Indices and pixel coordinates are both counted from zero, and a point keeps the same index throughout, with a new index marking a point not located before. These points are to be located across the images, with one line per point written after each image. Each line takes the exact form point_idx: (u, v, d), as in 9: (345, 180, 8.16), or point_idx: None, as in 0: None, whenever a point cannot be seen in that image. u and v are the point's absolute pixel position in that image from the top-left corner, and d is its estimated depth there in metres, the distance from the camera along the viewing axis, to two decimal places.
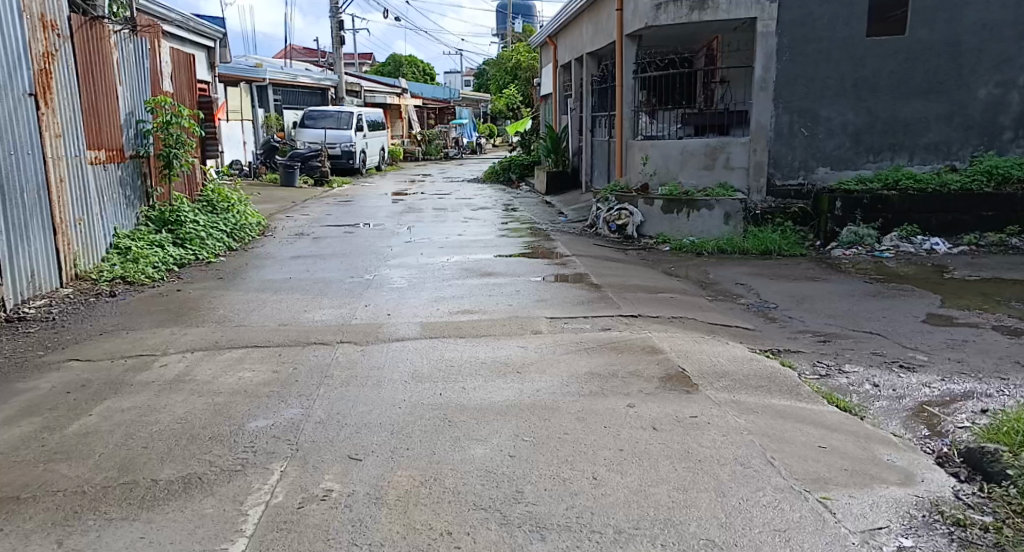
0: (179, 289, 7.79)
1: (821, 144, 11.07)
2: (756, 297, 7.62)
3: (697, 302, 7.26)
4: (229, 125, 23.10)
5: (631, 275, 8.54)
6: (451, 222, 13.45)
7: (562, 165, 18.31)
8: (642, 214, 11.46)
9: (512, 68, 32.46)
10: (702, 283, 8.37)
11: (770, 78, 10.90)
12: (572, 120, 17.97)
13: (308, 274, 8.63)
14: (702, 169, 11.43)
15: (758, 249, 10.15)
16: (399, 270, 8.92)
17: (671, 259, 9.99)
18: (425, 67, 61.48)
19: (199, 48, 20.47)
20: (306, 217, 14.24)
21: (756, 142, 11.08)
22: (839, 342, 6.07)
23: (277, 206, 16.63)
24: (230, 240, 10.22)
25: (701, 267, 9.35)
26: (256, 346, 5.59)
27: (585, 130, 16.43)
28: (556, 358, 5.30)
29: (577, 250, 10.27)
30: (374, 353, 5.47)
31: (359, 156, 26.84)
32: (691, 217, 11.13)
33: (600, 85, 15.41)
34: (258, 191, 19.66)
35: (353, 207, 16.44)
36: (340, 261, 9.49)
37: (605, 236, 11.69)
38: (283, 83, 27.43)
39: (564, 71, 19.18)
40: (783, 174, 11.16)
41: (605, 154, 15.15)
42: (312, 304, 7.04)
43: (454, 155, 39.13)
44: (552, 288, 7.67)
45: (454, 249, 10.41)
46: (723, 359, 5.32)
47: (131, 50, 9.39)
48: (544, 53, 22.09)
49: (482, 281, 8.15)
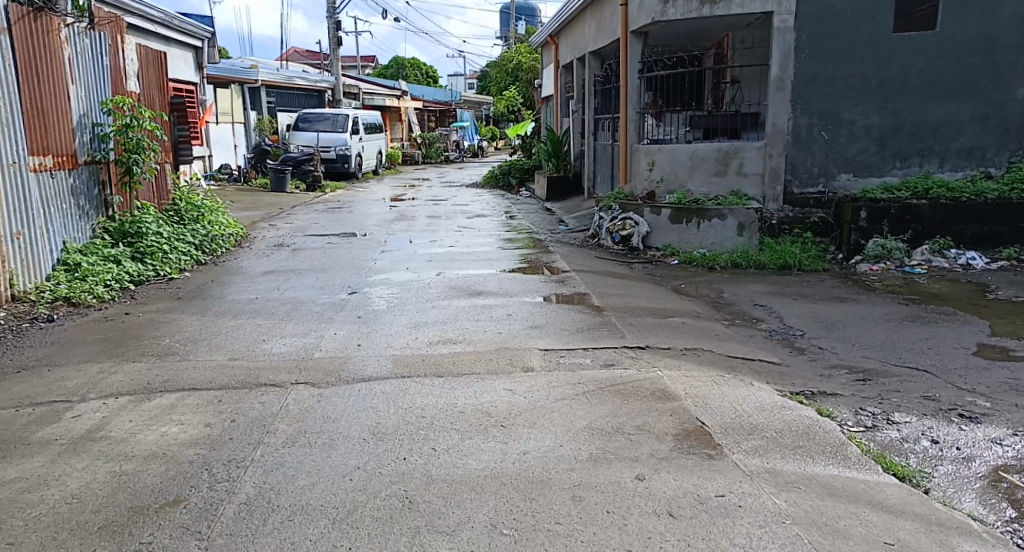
0: (128, 312, 6.94)
1: (843, 148, 10.19)
2: (778, 321, 6.74)
3: (712, 329, 6.39)
4: (218, 128, 22.29)
5: (636, 295, 7.67)
6: (444, 232, 12.60)
7: (563, 170, 17.50)
8: (647, 223, 10.59)
9: (514, 69, 31.59)
10: (717, 304, 7.49)
11: (787, 77, 10.03)
12: (574, 122, 17.09)
13: (278, 293, 7.78)
14: (713, 176, 10.57)
15: (776, 263, 9.27)
16: (380, 287, 8.04)
17: (680, 275, 9.12)
18: (427, 70, 60.63)
19: (185, 48, 19.66)
20: (290, 227, 13.39)
21: (772, 146, 10.21)
22: (881, 381, 5.18)
23: (262, 214, 15.78)
24: (198, 254, 9.36)
25: (713, 284, 8.48)
26: (194, 390, 4.72)
27: (587, 133, 15.57)
28: (549, 406, 4.43)
29: (578, 264, 9.40)
30: (333, 398, 4.61)
31: (355, 160, 26.00)
32: (701, 228, 10.25)
33: (603, 85, 14.54)
34: (246, 197, 18.82)
35: (342, 215, 15.59)
36: (316, 277, 8.62)
37: (608, 248, 10.82)
38: (276, 84, 26.62)
39: (565, 71, 18.31)
40: (801, 181, 10.28)
41: (608, 159, 14.27)
42: (273, 332, 6.19)
43: (455, 159, 38.28)
44: (548, 311, 6.80)
45: (443, 263, 9.54)
46: (747, 407, 4.45)
47: (88, 45, 8.53)
48: (545, 54, 21.22)
49: (471, 302, 7.28)
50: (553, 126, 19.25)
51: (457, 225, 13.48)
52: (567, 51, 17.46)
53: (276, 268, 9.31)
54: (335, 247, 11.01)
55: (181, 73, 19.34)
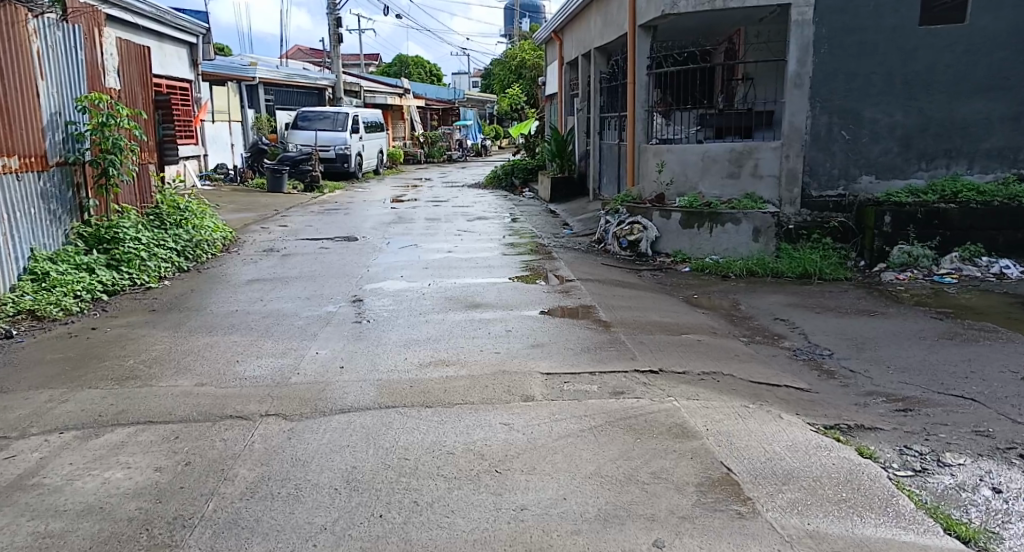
0: (94, 326, 6.38)
1: (864, 149, 9.62)
2: (803, 339, 6.17)
3: (732, 349, 5.83)
4: (214, 126, 21.76)
5: (646, 306, 7.11)
6: (443, 235, 12.06)
7: (568, 170, 16.95)
8: (657, 228, 10.04)
9: (517, 66, 30.99)
10: (734, 318, 6.93)
11: (805, 73, 9.46)
12: (579, 121, 16.53)
13: (261, 305, 7.23)
14: (726, 178, 10.02)
15: (795, 271, 8.70)
16: (371, 298, 7.49)
17: (692, 283, 8.55)
18: (430, 68, 60.03)
19: (179, 44, 19.13)
20: (283, 230, 12.85)
21: (789, 146, 9.65)
22: (925, 412, 4.62)
23: (255, 215, 15.22)
24: (180, 260, 8.81)
25: (729, 295, 7.92)
26: (149, 425, 4.17)
27: (592, 132, 15.00)
28: (551, 445, 3.88)
29: (583, 272, 8.85)
30: (306, 435, 4.06)
31: (355, 159, 25.44)
32: (714, 233, 9.70)
33: (610, 82, 13.96)
34: (241, 198, 18.28)
35: (339, 217, 15.04)
36: (304, 286, 8.08)
37: (614, 253, 10.27)
38: (274, 82, 26.07)
39: (569, 68, 17.73)
40: (819, 184, 9.72)
41: (614, 160, 13.71)
42: (250, 350, 5.64)
43: (457, 158, 37.69)
44: (551, 327, 6.23)
45: (440, 270, 8.98)
46: (778, 448, 3.89)
47: (60, 38, 7.98)
48: (549, 50, 20.65)
49: (467, 315, 6.72)
50: (558, 125, 18.67)
51: (457, 228, 12.94)
52: (572, 47, 16.86)
53: (263, 275, 8.77)
54: (327, 252, 10.48)
55: (175, 70, 18.80)
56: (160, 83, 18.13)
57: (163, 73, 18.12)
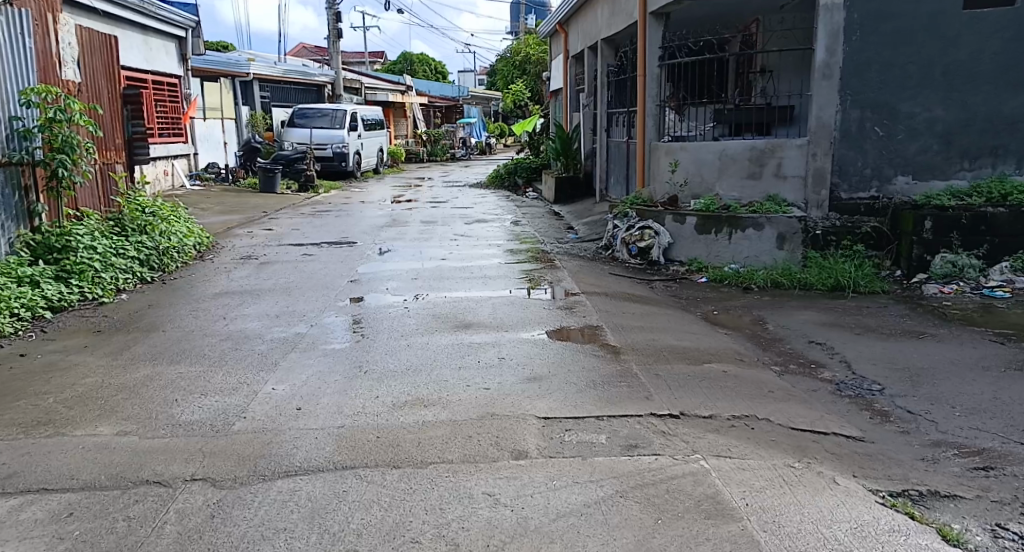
0: (25, 352, 5.54)
1: (899, 146, 8.73)
2: (846, 368, 5.28)
3: (763, 382, 4.94)
4: (205, 124, 20.95)
5: (662, 325, 6.23)
6: (438, 240, 11.24)
7: (573, 169, 16.06)
8: (670, 234, 9.20)
9: (521, 62, 30.11)
10: (763, 341, 6.03)
11: (835, 63, 8.63)
12: (585, 118, 15.66)
13: (223, 324, 6.38)
14: (746, 179, 9.30)
15: (825, 284, 7.83)
16: (349, 315, 6.63)
17: (711, 296, 7.68)
18: (435, 66, 59.10)
19: (166, 38, 18.33)
20: (268, 234, 11.99)
21: (816, 144, 8.83)
22: (1012, 472, 3.74)
23: (242, 218, 14.38)
24: (142, 270, 7.98)
25: (752, 311, 7.03)
26: (39, 496, 3.32)
27: (598, 130, 14.14)
28: (548, 531, 3.03)
29: (588, 283, 7.97)
30: (234, 511, 3.20)
31: (353, 158, 24.59)
32: (733, 240, 8.82)
33: (618, 76, 13.08)
34: (230, 199, 17.45)
35: (332, 219, 14.20)
36: (274, 301, 7.20)
37: (623, 261, 9.41)
38: (270, 78, 25.25)
39: (574, 62, 16.84)
40: (849, 185, 8.85)
41: (622, 159, 12.84)
42: (195, 385, 4.79)
43: (462, 156, 36.78)
44: (551, 354, 5.37)
45: (430, 281, 8.13)
46: (838, 535, 3.02)
47: (4, 22, 7.18)
48: (554, 43, 19.75)
49: (456, 337, 5.86)
50: (562, 122, 17.77)
51: (454, 232, 12.08)
52: (578, 40, 15.98)
53: (232, 287, 7.91)
54: (309, 260, 9.63)
55: (162, 65, 18.00)
56: (146, 78, 17.34)
57: (149, 67, 17.33)
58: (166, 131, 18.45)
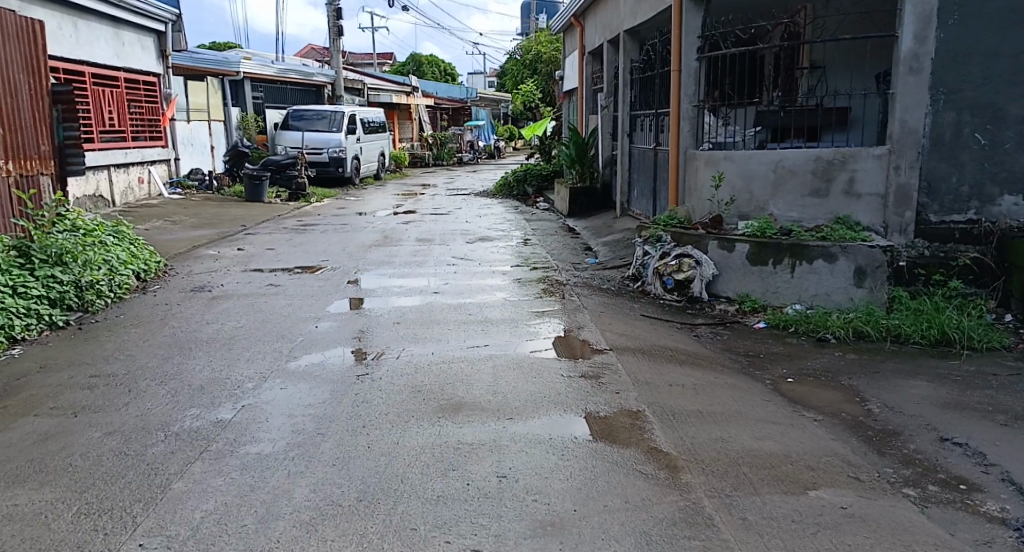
0: None
1: (1006, 158, 6.97)
2: (1018, 500, 3.54)
3: (905, 530, 3.21)
4: (189, 127, 19.32)
5: (726, 409, 4.49)
6: (432, 265, 9.53)
7: (588, 179, 14.29)
8: (714, 264, 7.47)
9: (532, 60, 28.38)
10: (871, 436, 4.29)
11: (925, 53, 6.91)
12: (605, 122, 13.80)
13: (123, 401, 4.68)
14: (809, 196, 7.61)
15: (926, 337, 6.08)
16: (298, 384, 4.94)
17: (778, 352, 5.94)
18: (444, 67, 57.47)
19: (142, 33, 16.72)
20: (236, 255, 10.30)
21: (900, 154, 7.11)
22: None
23: (215, 234, 12.74)
24: (50, 312, 6.36)
25: (839, 381, 5.29)
26: None
27: (619, 134, 12.41)
28: None
29: (614, 332, 6.20)
30: None
31: (352, 163, 22.89)
32: (795, 274, 7.05)
33: (644, 72, 11.36)
34: (209, 210, 15.82)
35: (316, 235, 12.51)
36: (205, 362, 5.48)
37: (655, 296, 7.65)
38: (264, 77, 23.59)
39: (591, 59, 15.14)
40: (940, 206, 7.12)
41: (648, 168, 11.12)
42: (27, 538, 3.11)
43: (468, 160, 35.08)
44: (572, 466, 3.67)
45: (415, 326, 6.44)
46: None
47: None
48: (568, 38, 18.03)
49: (438, 427, 4.17)
50: (578, 126, 16.03)
51: (453, 254, 10.37)
52: (596, 33, 14.26)
53: (163, 335, 6.23)
54: (274, 292, 7.92)
55: (136, 62, 16.39)
56: (118, 76, 15.75)
57: (121, 64, 15.75)
58: (143, 134, 16.83)
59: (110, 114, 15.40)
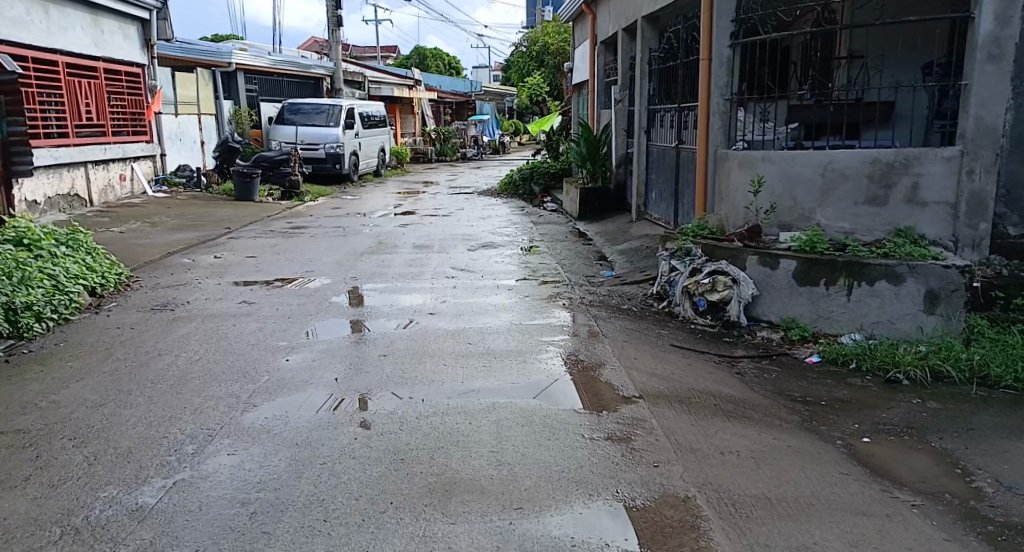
0: None
1: None
2: None
3: None
4: (177, 121, 18.31)
5: (800, 493, 3.48)
6: (429, 278, 8.50)
7: (601, 180, 13.24)
8: (753, 283, 6.45)
9: (539, 52, 27.32)
10: (993, 533, 3.28)
11: (1008, 38, 5.92)
12: (618, 117, 12.77)
13: (25, 473, 3.68)
14: (863, 204, 6.61)
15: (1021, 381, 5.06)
16: (254, 446, 3.94)
17: (842, 398, 4.93)
18: (448, 60, 56.34)
19: (124, 21, 15.69)
20: (213, 263, 9.30)
21: (975, 156, 6.11)
22: None
23: (197, 238, 11.75)
24: None
25: (928, 442, 4.26)
26: None
27: (635, 131, 11.37)
28: None
29: (642, 369, 5.16)
30: None
31: (350, 159, 21.84)
32: (853, 298, 6.01)
33: (665, 63, 10.31)
34: (195, 210, 14.83)
35: (306, 240, 11.51)
36: (143, 413, 4.45)
37: (685, 319, 6.63)
38: (258, 69, 22.53)
39: (604, 49, 14.07)
40: (1021, 217, 6.15)
41: (669, 168, 10.09)
42: None
43: (473, 156, 34.05)
44: None
45: (406, 360, 5.43)
46: None
47: None
48: (579, 29, 16.96)
49: (427, 524, 3.16)
50: (588, 121, 14.99)
51: (453, 263, 9.36)
52: (609, 21, 13.21)
53: (102, 371, 5.21)
54: (245, 312, 6.90)
55: (116, 52, 15.36)
56: (97, 67, 14.74)
57: (100, 54, 14.73)
58: (125, 129, 15.82)
59: (87, 107, 14.39)
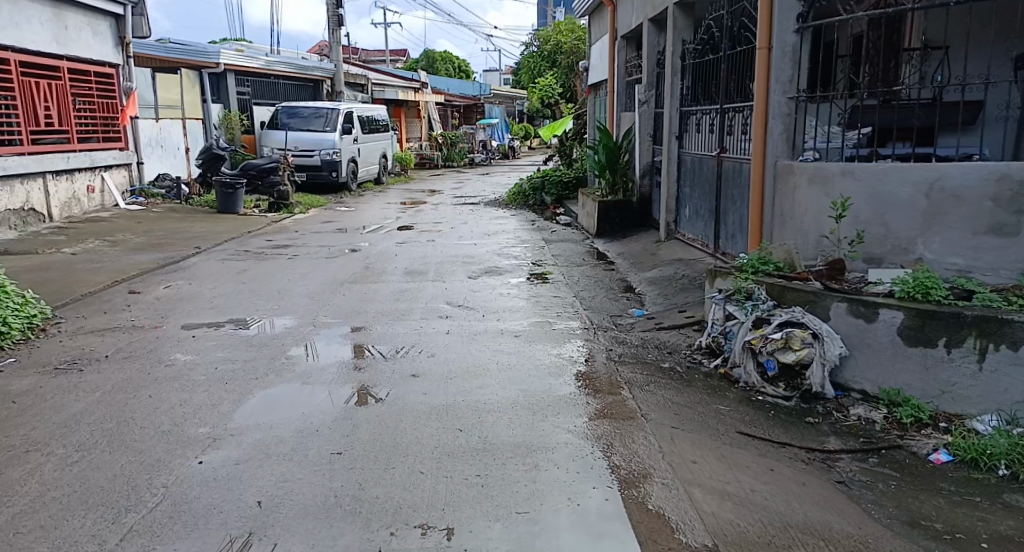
0: None
1: None
2: None
3: None
4: (158, 126, 16.83)
5: None
6: (418, 317, 6.89)
7: (621, 192, 11.64)
8: (840, 340, 4.87)
9: (550, 52, 25.73)
10: None
11: None
12: (642, 120, 11.16)
13: None
14: (983, 235, 5.03)
15: None
16: None
17: (1007, 539, 3.34)
18: (457, 63, 54.74)
19: (93, 16, 14.24)
20: (161, 296, 7.74)
21: None
22: None
23: (156, 260, 10.20)
24: None
25: None
26: None
27: (665, 137, 9.70)
28: None
29: (708, 486, 3.59)
30: None
31: (348, 166, 20.23)
32: (986, 367, 4.44)
33: (703, 56, 8.72)
34: (168, 225, 13.32)
35: (281, 262, 9.95)
36: None
37: (747, 385, 5.03)
38: (251, 70, 20.98)
39: (624, 44, 12.48)
40: None
41: (707, 181, 8.51)
42: None
43: (481, 161, 32.48)
44: None
45: (367, 462, 3.85)
46: None
47: None
48: (595, 24, 15.38)
49: None
50: (606, 125, 13.40)
51: (449, 295, 7.76)
52: (632, 11, 11.62)
53: None
54: (173, 374, 5.32)
55: (83, 50, 13.89)
56: (58, 66, 13.27)
57: (63, 52, 13.28)
58: (94, 135, 14.34)
59: (47, 112, 12.92)
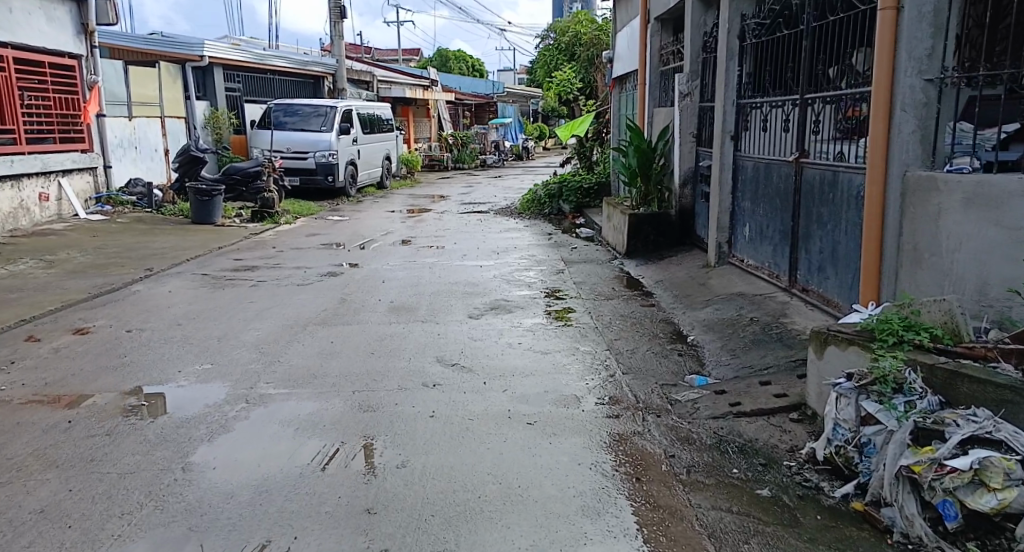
0: None
1: None
2: None
3: None
4: (131, 126, 15.04)
5: None
6: (394, 385, 5.00)
7: (657, 203, 9.69)
8: None
9: (568, 44, 23.83)
10: None
11: None
12: (683, 116, 9.19)
13: None
14: None
15: None
16: None
17: None
18: (471, 63, 52.96)
19: None
20: (62, 348, 5.90)
21: None
22: None
23: (91, 286, 8.37)
24: None
25: None
26: None
27: (715, 136, 7.70)
28: None
29: None
30: None
31: (346, 169, 18.31)
32: None
33: (772, 33, 6.74)
34: (128, 239, 11.51)
35: (241, 292, 8.10)
36: None
37: (909, 542, 3.06)
38: (243, 64, 19.15)
39: (659, 27, 10.50)
40: None
41: (777, 195, 6.54)
42: None
43: (493, 163, 30.61)
44: None
45: None
46: None
47: None
48: (621, 8, 13.42)
49: None
50: (635, 123, 11.46)
51: (439, 345, 5.86)
52: None
53: None
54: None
55: (34, 38, 12.11)
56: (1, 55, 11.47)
57: (5, 38, 11.46)
58: (49, 136, 12.58)
59: None
